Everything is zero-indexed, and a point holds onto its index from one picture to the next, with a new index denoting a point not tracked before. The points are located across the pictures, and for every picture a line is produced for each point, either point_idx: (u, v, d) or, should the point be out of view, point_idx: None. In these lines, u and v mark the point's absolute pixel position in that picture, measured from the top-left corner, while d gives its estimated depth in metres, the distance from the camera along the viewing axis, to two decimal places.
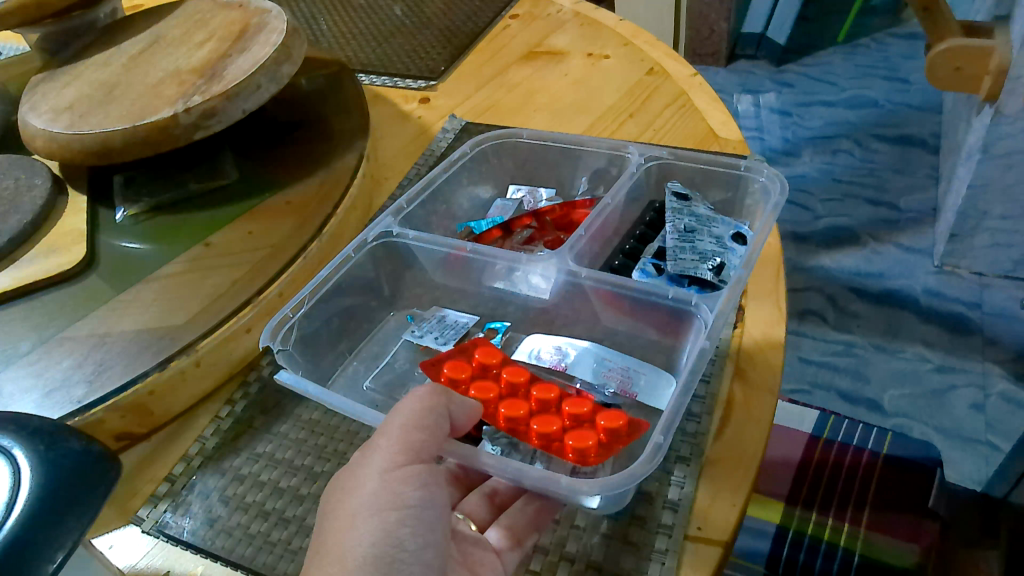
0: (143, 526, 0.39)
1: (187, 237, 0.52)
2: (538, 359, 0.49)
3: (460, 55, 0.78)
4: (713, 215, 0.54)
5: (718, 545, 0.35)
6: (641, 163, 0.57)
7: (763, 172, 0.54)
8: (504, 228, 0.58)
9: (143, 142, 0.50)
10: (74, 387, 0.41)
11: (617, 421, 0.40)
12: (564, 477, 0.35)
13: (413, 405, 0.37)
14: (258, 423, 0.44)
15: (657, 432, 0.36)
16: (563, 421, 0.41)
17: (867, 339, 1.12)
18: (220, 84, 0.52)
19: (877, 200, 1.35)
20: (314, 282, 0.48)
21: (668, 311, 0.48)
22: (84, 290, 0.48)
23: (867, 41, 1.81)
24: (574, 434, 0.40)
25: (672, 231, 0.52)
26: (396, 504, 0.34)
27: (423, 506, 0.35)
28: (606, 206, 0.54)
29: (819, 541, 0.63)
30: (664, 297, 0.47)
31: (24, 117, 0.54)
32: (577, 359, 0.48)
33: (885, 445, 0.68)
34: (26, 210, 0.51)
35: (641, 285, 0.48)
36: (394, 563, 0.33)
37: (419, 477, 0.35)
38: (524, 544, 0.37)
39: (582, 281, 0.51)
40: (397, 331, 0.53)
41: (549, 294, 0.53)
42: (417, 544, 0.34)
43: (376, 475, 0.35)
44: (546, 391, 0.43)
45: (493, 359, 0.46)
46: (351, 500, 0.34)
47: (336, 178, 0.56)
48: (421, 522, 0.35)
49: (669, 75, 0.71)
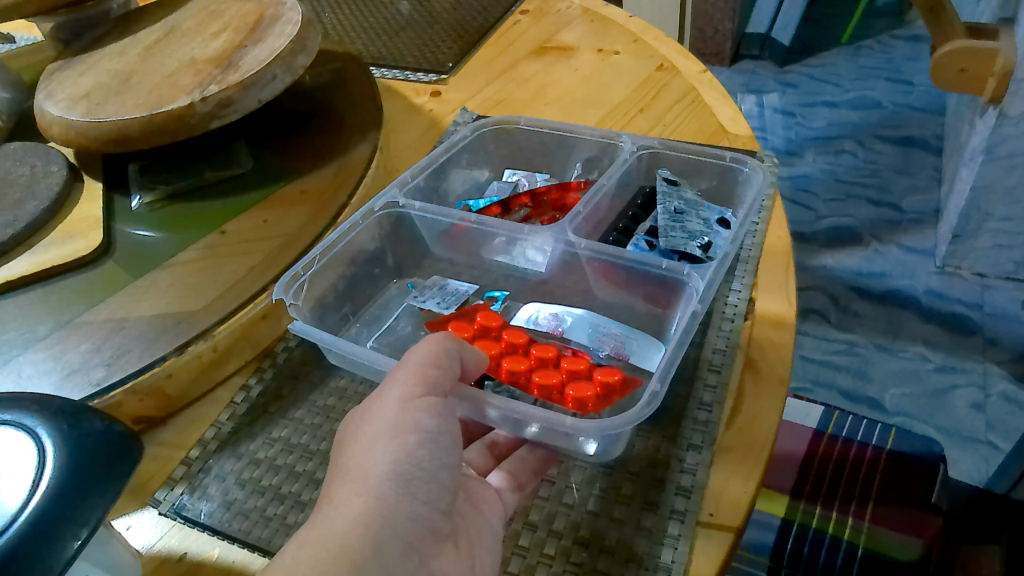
0: (160, 508, 0.39)
1: (201, 226, 0.52)
2: (536, 324, 0.50)
3: (470, 49, 0.78)
4: (702, 203, 0.54)
5: (730, 531, 0.36)
6: (633, 151, 0.58)
7: (748, 162, 0.55)
8: (501, 207, 0.58)
9: (158, 131, 0.50)
10: (92, 370, 0.41)
11: (614, 375, 0.42)
12: (568, 417, 0.37)
13: (428, 346, 0.37)
14: (273, 408, 0.44)
15: (653, 382, 0.38)
16: (558, 374, 0.42)
17: (868, 338, 1.12)
18: (236, 74, 0.52)
19: (879, 201, 1.36)
20: (325, 241, 0.49)
21: (660, 281, 0.48)
22: (101, 275, 0.48)
23: (871, 43, 1.82)
24: (574, 385, 0.41)
25: (662, 212, 0.52)
26: (414, 428, 0.34)
27: (440, 432, 0.35)
28: (600, 188, 0.55)
29: (823, 535, 0.64)
30: (657, 266, 0.48)
31: (40, 105, 0.54)
32: (573, 325, 0.49)
33: (890, 440, 0.69)
34: (43, 197, 0.51)
35: (634, 254, 0.48)
36: (412, 480, 0.33)
37: (436, 406, 0.35)
38: (524, 488, 0.39)
39: (579, 253, 0.51)
40: (399, 298, 0.54)
41: (546, 268, 0.54)
42: (434, 465, 0.34)
43: (395, 403, 0.34)
44: (544, 349, 0.44)
45: (495, 323, 0.47)
46: (371, 424, 0.34)
47: (350, 168, 0.57)
48: (438, 447, 0.34)
49: (678, 72, 0.71)
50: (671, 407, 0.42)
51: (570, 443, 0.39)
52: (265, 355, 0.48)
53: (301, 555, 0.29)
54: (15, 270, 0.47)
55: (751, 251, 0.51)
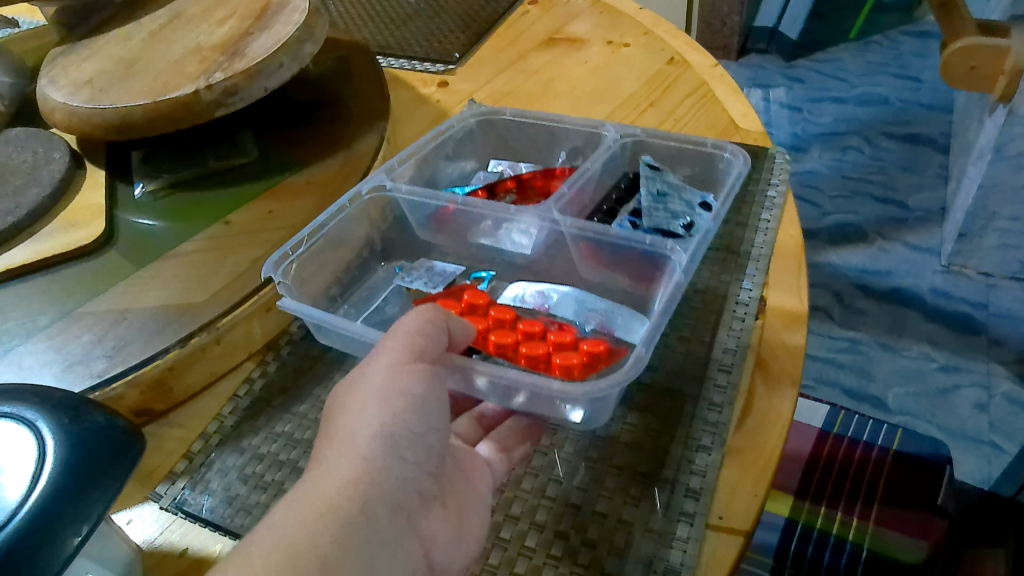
0: (161, 502, 0.39)
1: (205, 215, 0.52)
2: (523, 302, 0.50)
3: (478, 39, 0.77)
4: (687, 188, 0.54)
5: (740, 535, 0.35)
6: (617, 139, 0.57)
7: (728, 146, 0.55)
8: (486, 191, 0.58)
9: (163, 118, 0.50)
10: (94, 361, 0.41)
11: (600, 346, 0.42)
12: (556, 382, 0.36)
13: (417, 315, 0.36)
14: (276, 402, 0.44)
15: (639, 346, 0.38)
16: (544, 346, 0.42)
17: (872, 336, 1.12)
18: (242, 61, 0.51)
19: (885, 198, 1.35)
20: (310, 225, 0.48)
21: (643, 259, 0.48)
22: (104, 265, 0.47)
23: (880, 38, 1.80)
24: (560, 354, 0.42)
25: (644, 194, 0.52)
26: (401, 393, 0.33)
27: (428, 398, 0.34)
28: (586, 171, 0.54)
29: (827, 536, 0.63)
30: (641, 243, 0.47)
31: (44, 91, 0.53)
32: (559, 301, 0.49)
33: (896, 442, 0.69)
34: (45, 183, 0.51)
35: (618, 232, 0.48)
36: (399, 443, 0.32)
37: (423, 374, 0.35)
38: (511, 454, 0.40)
39: (564, 232, 0.51)
40: (386, 280, 0.53)
41: (532, 249, 0.54)
42: (421, 429, 0.33)
43: (383, 369, 0.34)
44: (530, 324, 0.44)
45: (484, 298, 0.46)
46: (360, 388, 0.34)
47: (356, 159, 0.56)
48: (426, 413, 0.34)
49: (689, 65, 0.70)
50: (680, 408, 0.41)
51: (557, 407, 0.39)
52: (268, 348, 0.47)
53: (289, 513, 0.28)
54: (16, 258, 0.46)
55: (762, 250, 0.50)
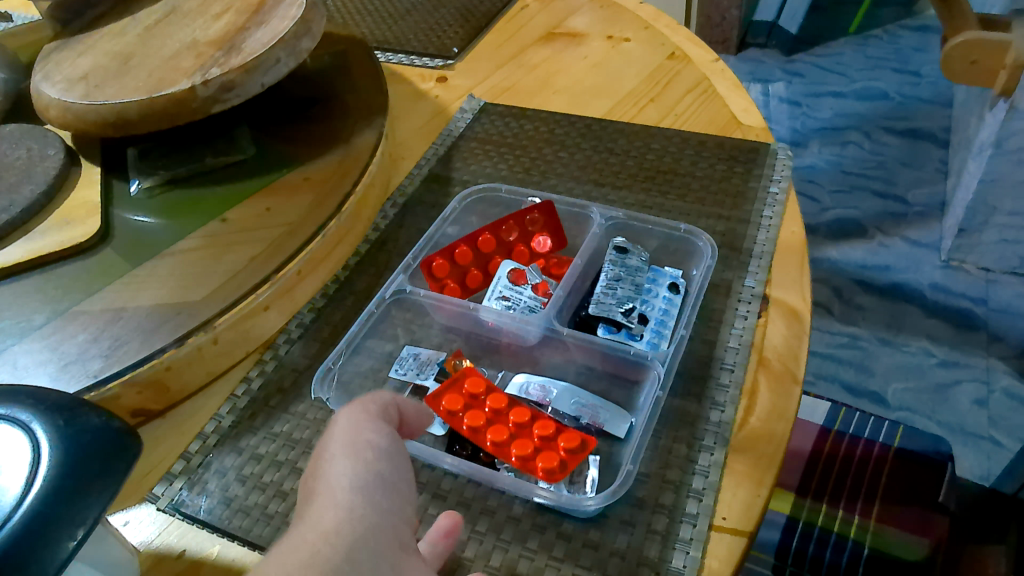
0: (158, 504, 0.38)
1: (201, 212, 0.51)
2: (527, 395, 0.43)
3: (477, 34, 0.76)
4: (663, 263, 0.50)
5: (743, 535, 0.35)
6: (604, 224, 0.52)
7: (702, 236, 0.50)
8: (477, 257, 0.52)
9: (158, 114, 0.49)
10: (89, 361, 0.40)
11: (577, 439, 0.39)
12: (569, 500, 0.36)
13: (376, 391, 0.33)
14: (274, 402, 0.43)
15: (629, 461, 0.38)
16: (532, 440, 0.40)
17: (871, 332, 1.11)
18: (238, 57, 0.51)
19: (885, 193, 1.34)
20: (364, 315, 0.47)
21: (628, 364, 0.44)
22: (99, 263, 0.47)
23: (879, 33, 1.79)
24: (543, 456, 0.39)
25: (608, 282, 0.48)
26: (369, 444, 0.29)
27: (397, 451, 0.30)
28: (578, 267, 0.50)
29: (828, 533, 0.63)
30: (627, 351, 0.44)
31: (38, 87, 0.53)
32: (561, 396, 0.43)
33: (897, 438, 0.68)
34: (40, 181, 0.50)
35: (606, 343, 0.44)
36: (375, 498, 0.27)
37: (389, 431, 0.31)
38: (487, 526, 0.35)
39: (560, 336, 0.46)
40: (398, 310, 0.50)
41: (524, 338, 0.47)
42: (396, 481, 0.29)
43: (347, 424, 0.30)
44: (521, 413, 0.41)
45: (483, 388, 0.42)
46: (325, 459, 0.28)
47: (354, 155, 0.56)
48: (397, 464, 0.29)
49: (690, 60, 0.70)
50: (682, 408, 0.41)
51: (570, 503, 0.36)
52: (267, 345, 0.47)
53: None
54: (10, 256, 0.46)
55: (764, 247, 0.50)
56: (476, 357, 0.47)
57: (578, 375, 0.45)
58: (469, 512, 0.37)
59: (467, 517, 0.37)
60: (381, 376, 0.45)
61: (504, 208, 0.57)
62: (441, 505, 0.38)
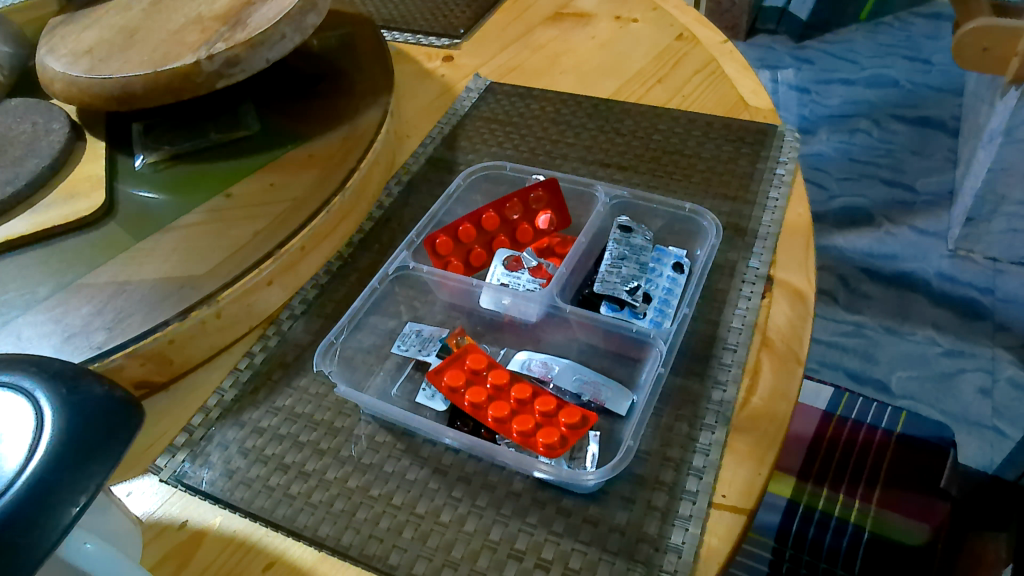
0: (161, 475, 0.38)
1: (205, 188, 0.51)
2: (528, 371, 0.43)
3: (484, 14, 0.76)
4: (667, 243, 0.50)
5: (743, 514, 0.35)
6: (606, 204, 0.52)
7: (707, 216, 0.49)
8: (479, 237, 0.51)
9: (163, 89, 0.49)
10: (93, 333, 0.41)
11: (577, 415, 0.39)
12: (568, 473, 0.36)
13: None
14: (277, 377, 0.44)
15: (629, 436, 0.37)
16: (534, 416, 0.40)
17: (877, 320, 1.11)
18: (243, 32, 0.51)
19: (893, 181, 1.33)
20: (367, 291, 0.47)
21: (630, 341, 0.44)
22: (103, 237, 0.47)
23: (891, 19, 1.77)
24: (544, 431, 0.39)
25: (613, 261, 0.47)
26: None
27: None
28: (581, 246, 0.49)
29: (829, 517, 0.64)
30: (629, 330, 0.44)
31: (43, 61, 0.53)
32: (563, 372, 0.43)
33: (900, 424, 0.68)
34: (44, 154, 0.50)
35: (609, 320, 0.44)
36: None
37: None
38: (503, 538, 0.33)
39: (566, 315, 0.46)
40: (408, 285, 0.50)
41: (529, 316, 0.47)
42: None
43: None
44: (522, 388, 0.41)
45: (484, 363, 0.42)
46: None
47: (359, 133, 0.55)
48: None
49: (699, 41, 0.69)
50: (684, 387, 0.41)
51: (572, 479, 0.36)
52: (271, 320, 0.47)
53: None
54: (14, 229, 0.46)
55: (769, 229, 0.49)
56: (478, 335, 0.47)
57: (580, 353, 0.45)
58: (469, 487, 0.37)
59: (467, 491, 0.37)
60: (383, 352, 0.45)
61: (508, 186, 0.56)
62: (442, 479, 0.38)
